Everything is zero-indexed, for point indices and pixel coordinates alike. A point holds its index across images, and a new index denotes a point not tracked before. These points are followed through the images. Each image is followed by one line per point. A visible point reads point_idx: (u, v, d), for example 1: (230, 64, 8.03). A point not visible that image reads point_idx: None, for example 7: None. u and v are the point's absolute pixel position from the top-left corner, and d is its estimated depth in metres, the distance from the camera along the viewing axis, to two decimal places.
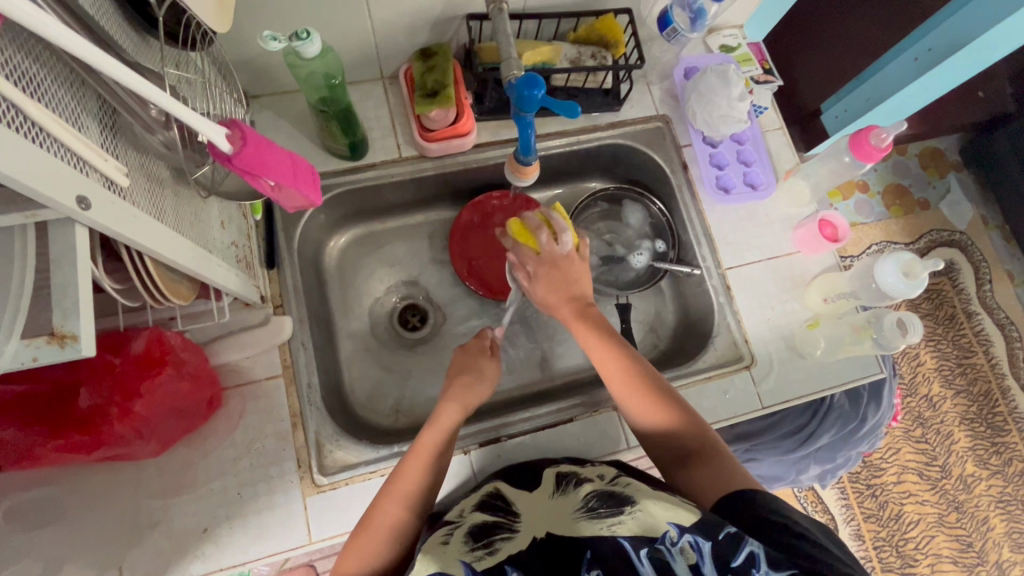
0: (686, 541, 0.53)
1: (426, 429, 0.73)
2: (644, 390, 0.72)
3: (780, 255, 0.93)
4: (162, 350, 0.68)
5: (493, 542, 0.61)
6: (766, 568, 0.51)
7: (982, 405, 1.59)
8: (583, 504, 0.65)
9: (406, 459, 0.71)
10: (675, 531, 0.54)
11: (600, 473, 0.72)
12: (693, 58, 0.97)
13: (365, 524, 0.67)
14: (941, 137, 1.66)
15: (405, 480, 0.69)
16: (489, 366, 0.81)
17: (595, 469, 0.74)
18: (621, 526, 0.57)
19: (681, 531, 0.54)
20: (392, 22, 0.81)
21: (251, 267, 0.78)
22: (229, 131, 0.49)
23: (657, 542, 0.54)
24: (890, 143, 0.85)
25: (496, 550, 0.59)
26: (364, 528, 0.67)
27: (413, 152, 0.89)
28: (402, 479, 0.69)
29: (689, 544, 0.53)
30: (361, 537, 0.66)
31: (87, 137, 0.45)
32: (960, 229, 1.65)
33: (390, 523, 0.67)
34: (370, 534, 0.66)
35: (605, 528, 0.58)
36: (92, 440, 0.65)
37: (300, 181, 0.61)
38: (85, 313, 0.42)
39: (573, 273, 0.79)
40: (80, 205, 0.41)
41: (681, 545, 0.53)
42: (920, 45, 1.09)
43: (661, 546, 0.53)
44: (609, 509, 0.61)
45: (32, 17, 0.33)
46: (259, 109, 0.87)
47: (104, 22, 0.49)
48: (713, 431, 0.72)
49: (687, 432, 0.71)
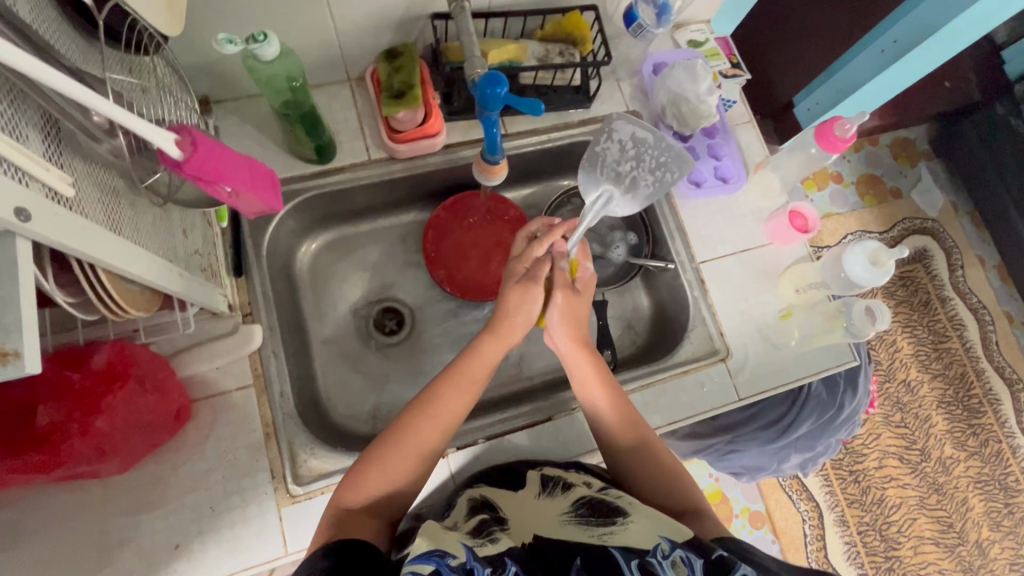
0: (678, 556, 0.53)
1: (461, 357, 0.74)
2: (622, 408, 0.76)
3: (752, 248, 0.93)
4: (124, 363, 0.66)
5: (493, 532, 0.61)
6: None
7: (958, 388, 1.62)
8: (572, 508, 0.65)
9: (442, 379, 0.72)
10: (667, 545, 0.54)
11: (587, 480, 0.72)
12: (660, 54, 0.97)
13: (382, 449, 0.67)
14: (911, 127, 1.69)
15: (447, 406, 0.70)
16: None
17: (582, 476, 0.74)
18: (613, 537, 0.57)
19: (673, 546, 0.54)
20: (355, 23, 0.80)
21: (217, 276, 0.76)
22: (178, 136, 0.47)
23: (648, 556, 0.53)
24: (854, 133, 0.87)
25: (498, 538, 0.58)
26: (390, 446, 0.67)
27: (382, 154, 0.88)
28: (443, 403, 0.70)
29: (680, 559, 0.52)
30: (381, 456, 0.66)
31: (28, 147, 0.43)
32: (932, 217, 1.68)
33: (417, 442, 0.68)
34: (390, 457, 0.66)
35: (596, 536, 0.58)
36: (49, 459, 0.61)
37: (258, 185, 0.58)
38: (29, 329, 0.40)
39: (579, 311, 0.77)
40: (18, 218, 0.39)
41: (673, 558, 0.52)
42: (887, 37, 1.10)
43: (653, 560, 0.52)
44: (599, 518, 0.62)
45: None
46: (223, 114, 0.85)
47: (43, 28, 0.47)
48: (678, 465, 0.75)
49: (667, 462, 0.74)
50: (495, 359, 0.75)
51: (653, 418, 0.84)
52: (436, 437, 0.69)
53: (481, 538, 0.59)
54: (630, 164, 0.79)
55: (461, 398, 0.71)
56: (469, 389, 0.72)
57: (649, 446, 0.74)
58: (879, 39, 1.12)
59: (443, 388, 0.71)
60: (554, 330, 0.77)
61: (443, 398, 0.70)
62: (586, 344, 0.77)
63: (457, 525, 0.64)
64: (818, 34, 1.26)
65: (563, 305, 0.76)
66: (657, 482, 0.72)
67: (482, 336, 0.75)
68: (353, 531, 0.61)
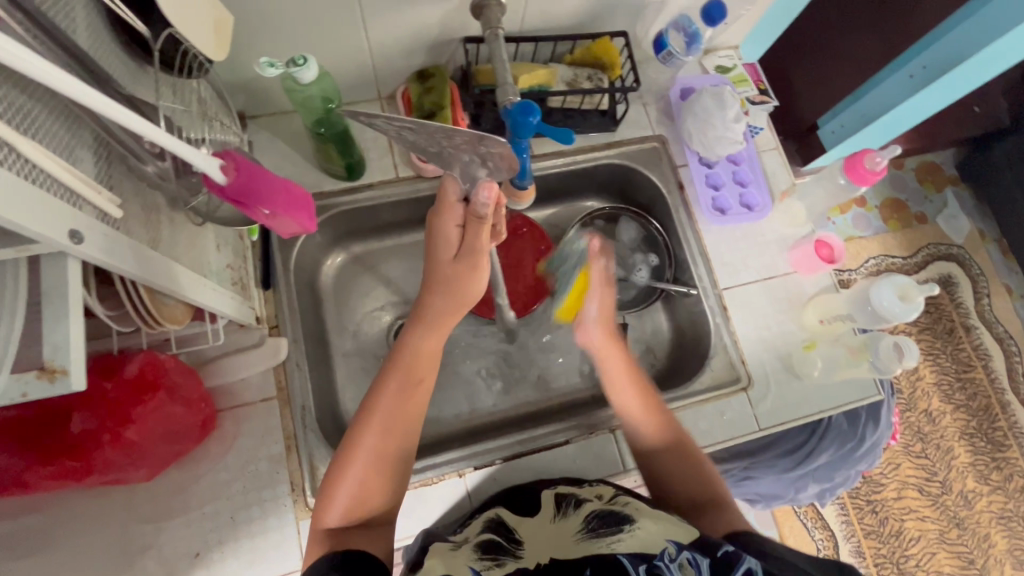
0: (684, 558, 0.52)
1: (390, 364, 0.70)
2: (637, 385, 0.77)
3: (776, 276, 0.93)
4: (156, 373, 0.66)
5: (502, 557, 0.62)
6: None
7: (981, 420, 1.58)
8: (585, 525, 0.65)
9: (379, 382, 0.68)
10: (673, 547, 0.53)
11: (598, 492, 0.73)
12: (688, 79, 0.97)
13: (347, 455, 0.64)
14: (937, 151, 1.67)
15: (384, 407, 0.67)
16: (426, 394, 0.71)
17: (593, 489, 0.75)
18: (621, 543, 0.56)
19: (679, 548, 0.54)
20: (389, 45, 0.82)
21: (246, 289, 0.77)
22: (223, 162, 0.49)
23: (655, 559, 0.52)
24: (885, 167, 0.86)
25: (506, 562, 0.60)
26: (347, 459, 0.64)
27: (410, 172, 0.90)
28: (380, 407, 0.66)
29: (687, 560, 0.52)
30: (341, 468, 0.64)
31: (81, 170, 0.45)
32: (957, 243, 1.65)
33: (364, 449, 0.64)
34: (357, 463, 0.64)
35: (606, 545, 0.57)
36: (84, 466, 0.63)
37: (297, 209, 0.58)
38: (77, 347, 0.42)
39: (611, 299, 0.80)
40: (73, 239, 0.41)
41: (680, 561, 0.51)
42: (915, 62, 1.09)
43: (659, 563, 0.51)
44: (609, 529, 0.61)
45: (47, 74, 0.33)
46: (257, 130, 0.88)
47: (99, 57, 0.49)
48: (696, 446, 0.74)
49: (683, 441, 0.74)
50: (435, 350, 0.71)
51: None
52: (386, 439, 0.65)
53: (488, 561, 0.60)
54: (429, 140, 0.59)
55: (409, 399, 0.68)
56: (416, 389, 0.69)
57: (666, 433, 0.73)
58: (908, 63, 1.11)
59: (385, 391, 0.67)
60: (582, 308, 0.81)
61: (391, 407, 0.67)
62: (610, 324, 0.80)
63: (468, 539, 0.67)
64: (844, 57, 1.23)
65: (598, 304, 0.79)
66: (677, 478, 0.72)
67: (422, 328, 0.70)
68: (349, 540, 0.59)
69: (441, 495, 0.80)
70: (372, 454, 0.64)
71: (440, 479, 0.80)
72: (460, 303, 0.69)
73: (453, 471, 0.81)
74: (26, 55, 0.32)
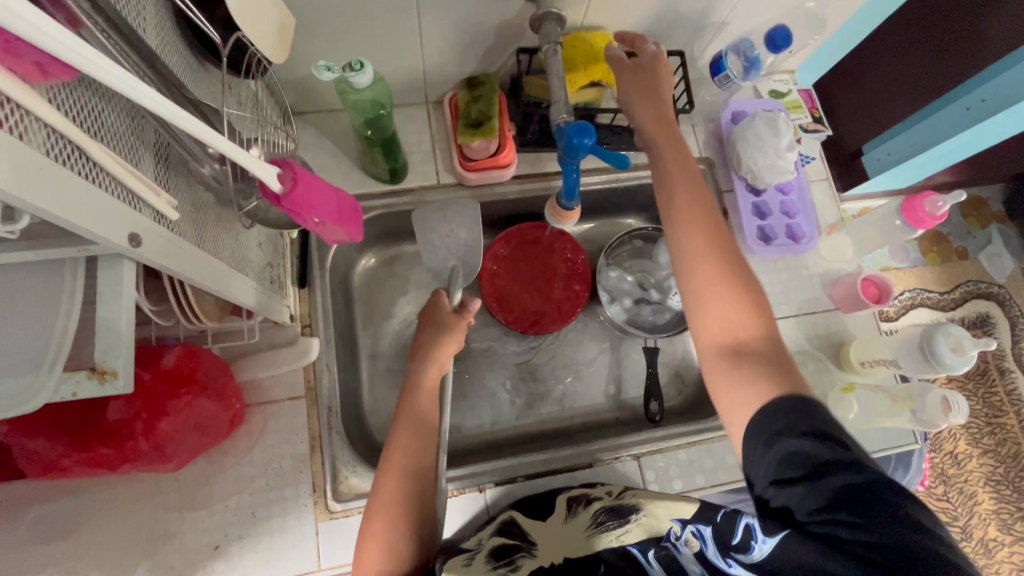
0: (689, 533, 0.60)
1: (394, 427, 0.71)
2: (696, 197, 0.68)
3: (816, 311, 0.91)
4: (192, 367, 0.67)
5: (515, 559, 0.65)
6: (763, 538, 0.51)
7: (1010, 467, 1.51)
8: (595, 519, 0.70)
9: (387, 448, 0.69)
10: (679, 526, 0.62)
11: (608, 489, 0.76)
12: (741, 103, 0.95)
13: (373, 515, 0.65)
14: (985, 186, 1.61)
15: (399, 449, 0.68)
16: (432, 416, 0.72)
17: (603, 486, 0.77)
18: (630, 534, 0.64)
19: (684, 526, 0.62)
20: (442, 51, 0.81)
21: (283, 286, 0.78)
22: (280, 171, 0.48)
23: (664, 540, 0.61)
24: (946, 212, 0.82)
25: (520, 566, 0.64)
26: (375, 505, 0.66)
27: (452, 179, 0.90)
28: (395, 451, 0.68)
29: (692, 534, 0.60)
30: (371, 516, 0.65)
31: (141, 170, 0.45)
32: (999, 282, 1.58)
33: (388, 495, 0.66)
34: (380, 519, 0.64)
35: (615, 538, 0.64)
36: (115, 453, 0.63)
37: (344, 219, 0.58)
38: (128, 351, 0.42)
39: (658, 86, 0.74)
40: (132, 243, 0.41)
41: (685, 537, 0.60)
42: (973, 94, 1.02)
43: (668, 544, 0.61)
44: (616, 521, 0.68)
45: (117, 78, 0.32)
46: (303, 126, 0.88)
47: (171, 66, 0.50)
48: (757, 292, 0.63)
49: (738, 276, 0.63)
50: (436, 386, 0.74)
51: (696, 478, 0.83)
52: (412, 477, 0.67)
53: (501, 564, 0.63)
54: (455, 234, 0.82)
55: (415, 449, 0.69)
56: (422, 435, 0.70)
57: (726, 267, 0.64)
58: (963, 95, 1.04)
59: (397, 447, 0.69)
60: (631, 108, 0.75)
61: (404, 446, 0.69)
62: (665, 119, 0.73)
63: (481, 541, 0.68)
64: (893, 85, 1.12)
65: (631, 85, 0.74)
66: (719, 315, 0.62)
67: (421, 366, 0.74)
68: None
69: (459, 508, 0.80)
70: (389, 508, 0.65)
71: (460, 492, 0.80)
72: (455, 339, 0.76)
73: (474, 485, 0.81)
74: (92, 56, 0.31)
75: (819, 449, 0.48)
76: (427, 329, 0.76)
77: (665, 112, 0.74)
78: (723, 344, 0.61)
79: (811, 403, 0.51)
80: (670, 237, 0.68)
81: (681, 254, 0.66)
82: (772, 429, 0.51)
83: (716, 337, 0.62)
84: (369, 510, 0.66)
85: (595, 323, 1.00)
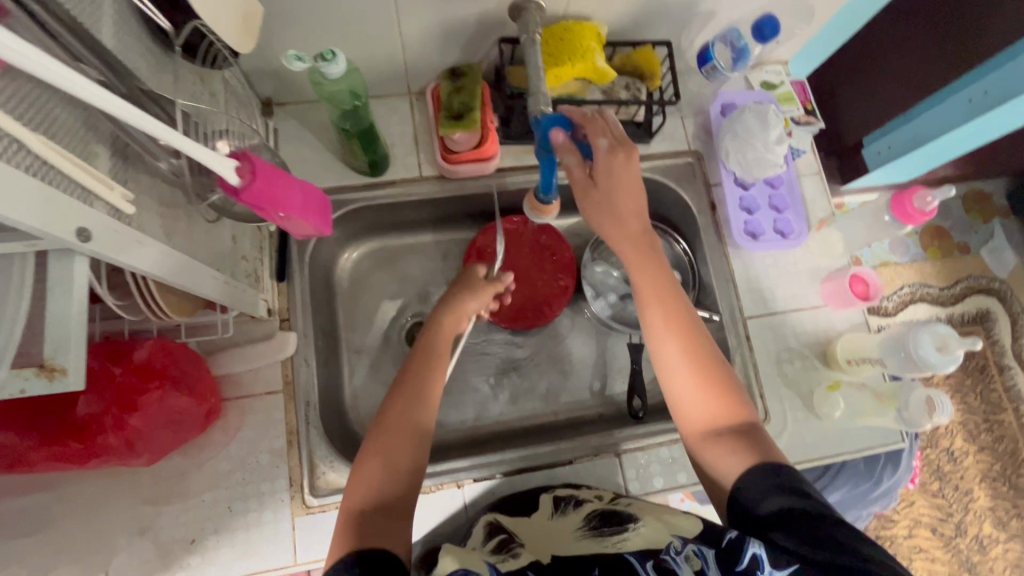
0: (690, 550, 0.51)
1: (411, 357, 0.74)
2: (669, 289, 0.68)
3: (805, 308, 0.89)
4: (165, 362, 0.67)
5: (513, 549, 0.61)
6: (770, 569, 0.47)
7: (1006, 464, 1.48)
8: (586, 523, 0.64)
9: (403, 373, 0.72)
10: (679, 542, 0.52)
11: (598, 494, 0.73)
12: (731, 94, 0.93)
13: (381, 429, 0.66)
14: (988, 179, 1.57)
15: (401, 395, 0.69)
16: (439, 364, 0.73)
17: (591, 490, 0.75)
18: (628, 543, 0.56)
19: (685, 542, 0.52)
20: (422, 40, 0.79)
21: (260, 280, 0.77)
22: (239, 164, 0.47)
23: (662, 554, 0.51)
24: (935, 208, 0.81)
25: (519, 554, 0.59)
26: (371, 451, 0.65)
27: (434, 172, 0.88)
28: (399, 395, 0.69)
29: (694, 552, 0.50)
30: (366, 457, 0.64)
31: (94, 165, 0.44)
32: (1000, 277, 1.55)
33: (388, 442, 0.65)
34: (386, 428, 0.66)
35: (611, 546, 0.56)
36: (85, 449, 0.63)
37: (311, 212, 0.57)
38: (78, 347, 0.41)
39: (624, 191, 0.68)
40: (80, 237, 0.40)
41: (686, 553, 0.50)
42: (976, 86, 0.99)
43: (666, 556, 0.50)
44: (612, 529, 0.61)
45: (52, 73, 0.31)
46: (283, 117, 0.87)
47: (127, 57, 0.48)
48: (734, 381, 0.65)
49: (717, 370, 0.65)
50: (453, 334, 0.78)
51: (678, 476, 0.82)
52: (416, 429, 0.67)
53: (503, 555, 0.59)
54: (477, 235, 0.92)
55: (426, 374, 0.71)
56: (436, 363, 0.73)
57: (704, 358, 0.65)
58: (966, 88, 1.01)
59: (411, 370, 0.72)
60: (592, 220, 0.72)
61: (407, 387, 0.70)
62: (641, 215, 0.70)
63: (474, 547, 0.63)
64: (893, 75, 1.09)
65: (592, 210, 0.71)
66: (700, 408, 0.63)
67: (445, 311, 0.78)
68: (385, 534, 0.58)
69: (438, 504, 0.79)
70: (396, 418, 0.67)
71: (438, 489, 0.79)
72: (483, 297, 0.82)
73: (452, 481, 0.80)
74: (20, 46, 0.29)
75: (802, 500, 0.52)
76: (454, 289, 0.82)
77: (638, 191, 0.69)
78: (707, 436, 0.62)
79: (792, 471, 0.55)
80: (652, 348, 0.67)
81: (660, 361, 0.66)
82: (764, 486, 0.54)
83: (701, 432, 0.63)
84: (377, 424, 0.67)
85: (581, 319, 0.99)
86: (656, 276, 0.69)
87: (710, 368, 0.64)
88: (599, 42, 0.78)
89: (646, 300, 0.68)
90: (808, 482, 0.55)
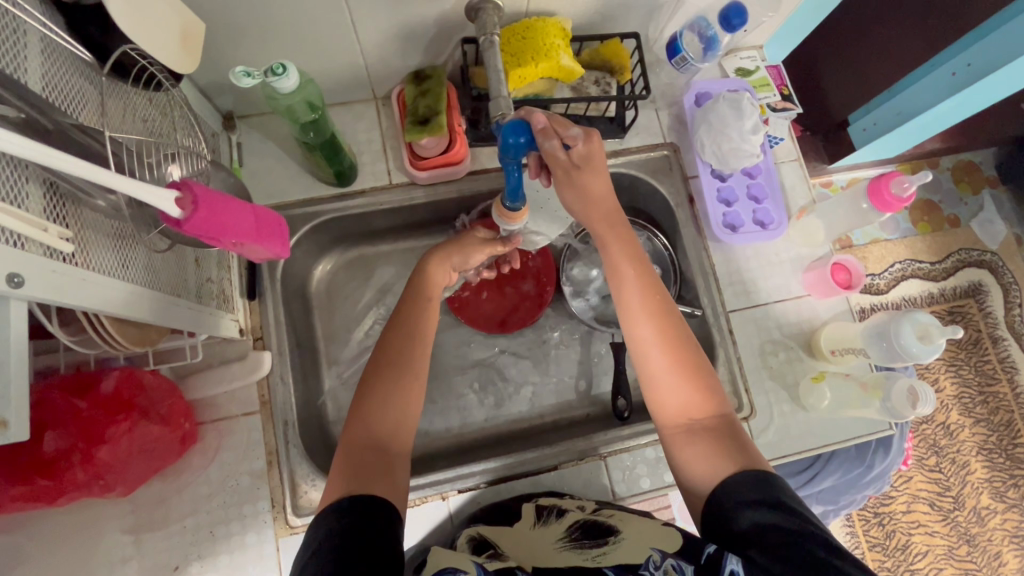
0: (669, 565, 0.50)
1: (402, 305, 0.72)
2: (643, 270, 0.69)
3: (788, 298, 0.88)
4: (132, 391, 0.67)
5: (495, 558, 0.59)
6: None
7: (1003, 435, 1.47)
8: (567, 535, 0.64)
9: (395, 321, 0.70)
10: (659, 556, 0.52)
11: (581, 503, 0.73)
12: (705, 83, 0.90)
13: (375, 375, 0.65)
14: (977, 151, 1.54)
15: (394, 347, 0.67)
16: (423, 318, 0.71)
17: (575, 500, 0.74)
18: (607, 557, 0.55)
19: (665, 557, 0.51)
20: (380, 45, 0.77)
21: (228, 300, 0.76)
22: (179, 195, 0.45)
23: (641, 569, 0.50)
24: (913, 194, 0.79)
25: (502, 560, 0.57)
26: (359, 406, 0.63)
27: (404, 178, 0.86)
28: (392, 346, 0.67)
29: (672, 567, 0.50)
30: (365, 403, 0.63)
31: (28, 208, 0.42)
32: (992, 249, 1.52)
33: (384, 399, 0.63)
34: (377, 384, 0.64)
35: (590, 559, 0.56)
36: (55, 484, 0.62)
37: (263, 234, 0.56)
38: (17, 396, 0.40)
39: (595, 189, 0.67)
40: (11, 283, 0.38)
41: (664, 568, 0.49)
42: (959, 59, 0.97)
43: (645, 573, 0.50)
44: (592, 541, 0.61)
45: None
46: (246, 130, 0.85)
47: (55, 90, 0.46)
48: (707, 372, 0.65)
49: (689, 357, 0.65)
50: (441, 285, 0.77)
51: (665, 475, 0.82)
52: (410, 398, 0.65)
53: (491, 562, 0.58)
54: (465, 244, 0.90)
55: (415, 325, 0.70)
56: (425, 317, 0.72)
57: (677, 346, 0.65)
58: (951, 60, 0.98)
59: (400, 323, 0.70)
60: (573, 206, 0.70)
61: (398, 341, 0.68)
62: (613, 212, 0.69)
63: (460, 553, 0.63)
64: (873, 51, 1.07)
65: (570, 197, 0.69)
66: (672, 398, 0.63)
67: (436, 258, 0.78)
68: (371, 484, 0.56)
69: (423, 515, 0.79)
70: (388, 374, 0.65)
71: (423, 501, 0.79)
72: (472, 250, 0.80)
73: (437, 493, 0.79)
74: None
75: (781, 517, 0.50)
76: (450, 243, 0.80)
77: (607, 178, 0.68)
78: (680, 424, 0.62)
79: (775, 481, 0.54)
80: (627, 333, 0.68)
81: (635, 345, 0.67)
82: (742, 499, 0.53)
83: (675, 420, 0.63)
84: (370, 371, 0.66)
85: (563, 319, 0.98)
86: (632, 266, 0.69)
87: (683, 358, 0.64)
88: (564, 38, 0.76)
89: (626, 278, 0.68)
90: (788, 493, 0.54)
